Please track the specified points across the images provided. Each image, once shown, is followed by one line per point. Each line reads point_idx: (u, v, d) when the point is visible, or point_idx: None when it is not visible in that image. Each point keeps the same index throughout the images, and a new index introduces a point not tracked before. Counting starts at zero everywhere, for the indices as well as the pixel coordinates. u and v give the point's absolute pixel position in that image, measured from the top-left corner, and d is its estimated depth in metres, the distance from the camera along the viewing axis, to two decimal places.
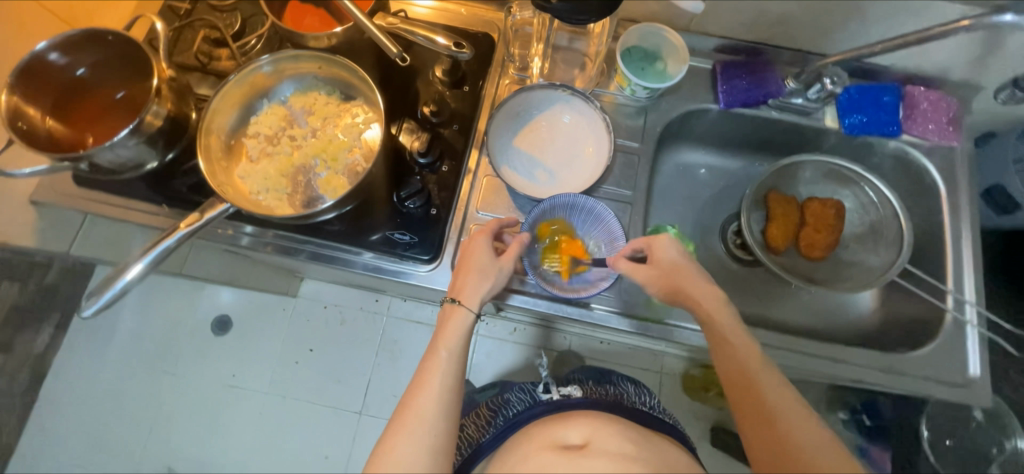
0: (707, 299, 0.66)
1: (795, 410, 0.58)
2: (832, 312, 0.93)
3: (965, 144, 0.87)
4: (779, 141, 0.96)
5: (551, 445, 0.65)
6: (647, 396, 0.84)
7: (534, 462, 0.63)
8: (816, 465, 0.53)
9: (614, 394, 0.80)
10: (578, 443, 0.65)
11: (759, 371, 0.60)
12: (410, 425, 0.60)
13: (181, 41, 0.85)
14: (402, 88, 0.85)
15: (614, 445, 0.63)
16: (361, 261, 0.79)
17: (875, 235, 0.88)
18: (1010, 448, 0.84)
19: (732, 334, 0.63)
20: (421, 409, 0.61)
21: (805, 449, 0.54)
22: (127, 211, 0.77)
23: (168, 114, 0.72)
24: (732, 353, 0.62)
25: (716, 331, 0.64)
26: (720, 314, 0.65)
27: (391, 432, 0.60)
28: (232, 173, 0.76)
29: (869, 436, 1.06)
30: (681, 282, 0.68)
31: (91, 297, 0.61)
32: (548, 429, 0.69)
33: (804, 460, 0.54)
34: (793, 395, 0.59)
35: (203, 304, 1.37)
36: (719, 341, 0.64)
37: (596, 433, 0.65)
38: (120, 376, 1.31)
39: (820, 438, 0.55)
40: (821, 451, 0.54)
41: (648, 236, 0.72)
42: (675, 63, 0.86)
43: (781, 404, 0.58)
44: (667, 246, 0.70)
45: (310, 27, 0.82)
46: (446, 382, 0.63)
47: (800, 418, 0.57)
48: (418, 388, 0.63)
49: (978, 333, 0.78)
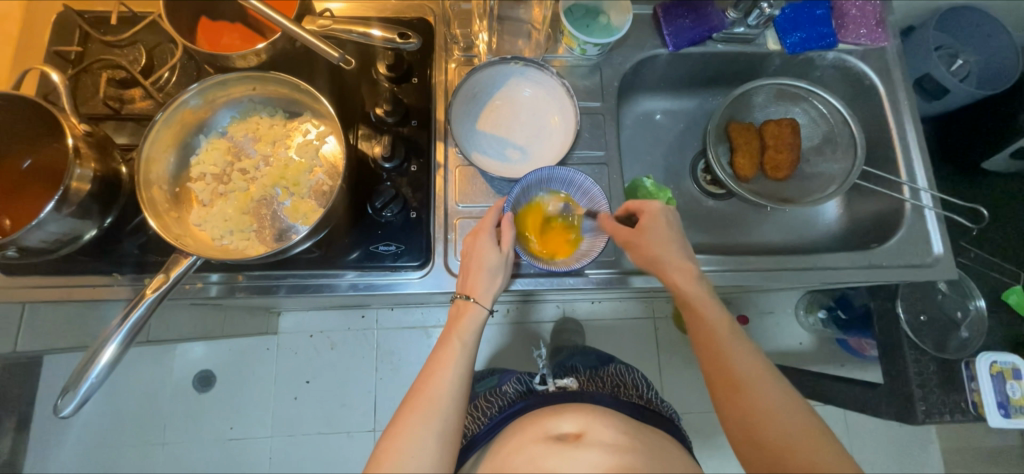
0: (677, 272, 0.69)
1: (763, 374, 0.60)
2: (803, 224, 0.99)
3: (892, 42, 0.93)
4: (729, 73, 0.98)
5: (543, 436, 0.66)
6: (645, 386, 0.86)
7: (526, 453, 0.64)
8: (775, 419, 0.57)
9: (611, 387, 0.83)
10: (573, 433, 0.66)
11: (728, 340, 0.64)
12: (422, 409, 0.61)
13: (81, 89, 0.74)
14: (348, 93, 0.79)
15: (607, 436, 0.65)
16: (345, 282, 0.75)
17: (830, 144, 0.93)
18: (974, 308, 0.96)
19: (703, 305, 0.66)
20: (434, 394, 0.62)
21: (767, 410, 0.57)
22: (72, 289, 0.69)
23: (95, 174, 0.64)
24: (704, 322, 0.65)
25: (688, 301, 0.67)
26: (692, 287, 0.68)
27: (401, 415, 0.61)
28: (187, 223, 0.69)
29: (845, 328, 1.23)
30: (659, 254, 0.69)
31: (67, 392, 0.54)
32: (542, 421, 0.71)
33: (767, 416, 0.57)
34: (761, 361, 0.62)
35: (179, 364, 1.28)
36: (691, 311, 0.67)
37: (590, 423, 0.67)
38: (106, 461, 1.22)
39: (785, 402, 0.58)
40: (782, 413, 0.57)
41: (640, 201, 0.73)
42: (618, 14, 0.85)
43: (748, 367, 0.61)
44: (654, 212, 0.71)
45: (230, 46, 0.75)
46: (457, 372, 0.64)
47: (767, 383, 0.60)
48: (430, 375, 0.64)
49: (936, 214, 0.85)
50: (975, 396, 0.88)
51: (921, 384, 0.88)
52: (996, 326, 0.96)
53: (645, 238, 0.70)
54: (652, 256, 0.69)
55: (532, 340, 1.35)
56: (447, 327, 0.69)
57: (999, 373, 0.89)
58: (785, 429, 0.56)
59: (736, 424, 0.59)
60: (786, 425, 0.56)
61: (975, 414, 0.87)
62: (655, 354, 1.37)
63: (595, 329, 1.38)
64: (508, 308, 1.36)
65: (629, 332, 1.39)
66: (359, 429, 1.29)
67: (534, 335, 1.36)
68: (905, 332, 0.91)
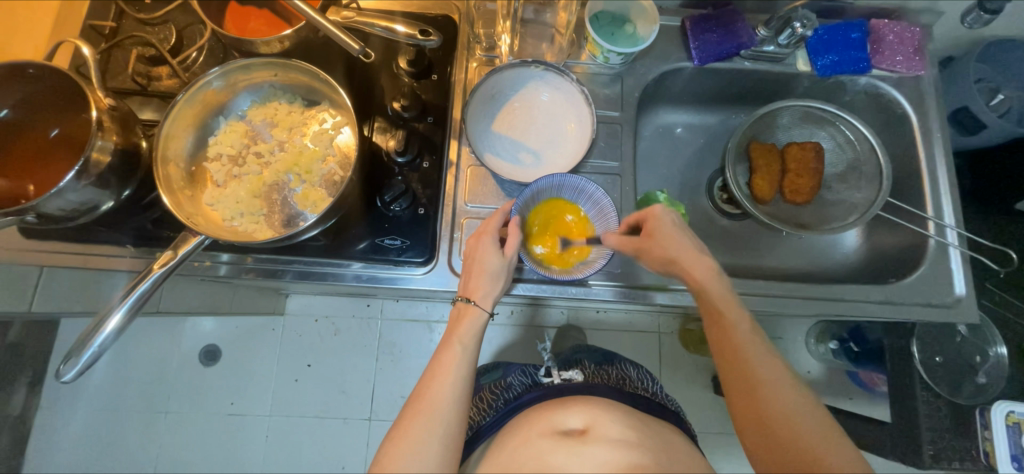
0: (697, 270, 0.66)
1: (781, 378, 0.59)
2: (820, 252, 0.96)
3: (929, 71, 0.89)
4: (755, 91, 0.96)
5: (551, 430, 0.66)
6: (650, 381, 0.85)
7: (532, 446, 0.64)
8: (794, 426, 0.56)
9: (617, 379, 0.81)
10: (579, 428, 0.66)
11: (748, 343, 0.62)
12: (425, 412, 0.61)
13: (112, 64, 0.76)
14: (367, 85, 0.80)
15: (613, 431, 0.64)
16: (351, 273, 0.75)
17: (855, 172, 0.90)
18: (994, 355, 0.92)
19: (724, 305, 0.64)
20: (437, 397, 0.62)
21: (783, 415, 0.57)
22: (88, 258, 0.71)
23: (116, 147, 0.66)
24: (725, 326, 0.63)
25: (710, 301, 0.65)
26: (712, 288, 0.65)
27: (405, 418, 0.61)
28: (200, 202, 0.71)
29: (858, 361, 1.19)
30: (675, 254, 0.67)
31: (69, 358, 0.56)
32: (548, 414, 0.70)
33: (783, 424, 0.56)
34: (781, 364, 0.61)
35: (187, 336, 1.31)
36: (711, 311, 0.65)
37: (596, 418, 0.67)
38: (112, 424, 1.26)
39: (802, 407, 0.57)
40: (799, 418, 0.57)
41: (642, 209, 0.71)
42: (645, 24, 0.84)
43: (767, 373, 0.60)
44: (660, 219, 0.68)
45: (255, 31, 0.76)
46: (459, 374, 0.64)
47: (785, 387, 0.59)
48: (432, 379, 0.63)
49: (961, 252, 0.82)
50: (987, 446, 0.86)
51: (930, 427, 0.85)
52: (1014, 375, 0.92)
53: (656, 242, 0.68)
54: (670, 256, 0.67)
55: (532, 344, 1.34)
56: (448, 329, 0.69)
57: (1016, 424, 0.85)
58: (801, 433, 0.56)
59: (752, 430, 0.59)
60: (803, 431, 0.56)
61: (986, 463, 0.84)
62: (656, 369, 1.35)
63: (599, 339, 1.36)
64: (513, 309, 1.36)
65: (632, 345, 1.37)
66: (355, 416, 1.30)
67: (535, 340, 1.35)
68: (919, 372, 0.88)
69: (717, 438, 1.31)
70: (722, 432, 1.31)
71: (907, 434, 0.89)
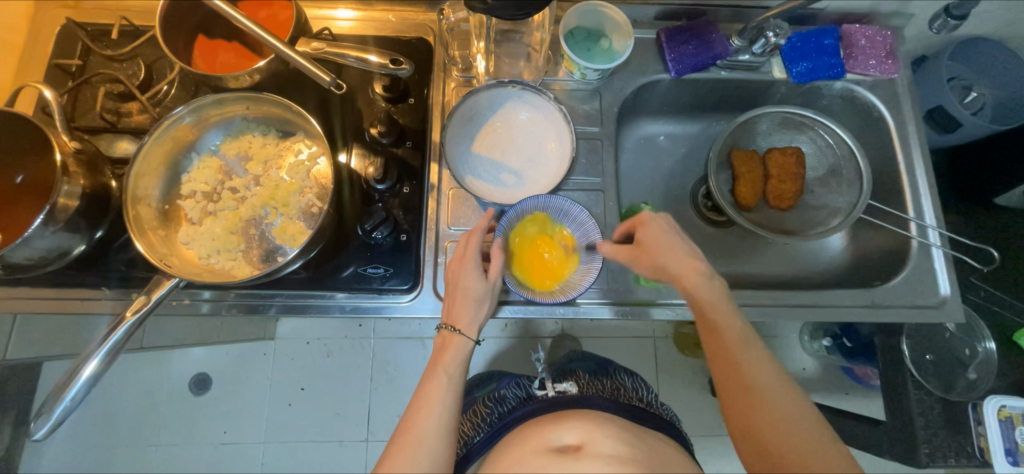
0: (688, 275, 0.65)
1: (777, 385, 0.59)
2: (807, 254, 0.96)
3: (902, 74, 0.90)
4: (734, 99, 0.96)
5: (544, 447, 0.65)
6: (645, 390, 0.84)
7: (526, 464, 0.62)
8: (787, 432, 0.56)
9: (611, 389, 0.80)
10: (574, 444, 0.64)
11: (742, 348, 0.61)
12: (410, 448, 0.59)
13: (80, 101, 0.75)
14: (344, 112, 0.79)
15: (609, 447, 0.63)
16: (336, 304, 0.74)
17: (836, 175, 0.91)
18: (983, 351, 0.92)
19: (718, 312, 0.63)
20: (421, 432, 0.60)
21: (778, 423, 0.56)
22: (63, 301, 0.69)
23: (84, 191, 0.65)
24: (718, 333, 0.62)
25: (704, 309, 0.64)
26: (704, 293, 0.64)
27: (388, 455, 0.59)
28: (174, 241, 0.70)
29: (851, 356, 1.18)
30: (665, 263, 0.66)
31: (39, 415, 0.54)
32: (542, 431, 0.69)
33: (776, 433, 0.56)
34: (776, 370, 0.60)
35: (177, 366, 1.28)
36: (705, 320, 0.64)
37: (591, 434, 0.65)
38: (104, 459, 1.22)
39: (796, 413, 0.57)
40: (790, 421, 0.56)
41: (633, 216, 0.71)
42: (620, 38, 0.84)
43: (762, 381, 0.59)
44: (650, 225, 0.68)
45: (226, 64, 0.75)
46: (445, 407, 0.62)
47: (779, 393, 0.58)
48: (417, 413, 0.62)
49: (943, 252, 0.83)
50: (981, 441, 0.85)
51: (924, 426, 0.85)
52: (1005, 369, 0.91)
53: (646, 251, 0.68)
54: (659, 265, 0.66)
55: (527, 356, 1.33)
56: (432, 360, 0.68)
57: (1007, 419, 0.86)
58: (792, 439, 0.55)
59: (743, 434, 0.58)
60: (797, 437, 0.55)
61: (980, 459, 0.85)
62: (653, 375, 1.34)
63: (594, 347, 1.35)
64: (506, 322, 1.34)
65: (627, 352, 1.36)
66: (352, 438, 1.28)
67: (530, 350, 1.33)
68: (909, 370, 0.88)
69: (713, 442, 1.31)
70: (720, 435, 1.31)
71: (900, 433, 0.89)
